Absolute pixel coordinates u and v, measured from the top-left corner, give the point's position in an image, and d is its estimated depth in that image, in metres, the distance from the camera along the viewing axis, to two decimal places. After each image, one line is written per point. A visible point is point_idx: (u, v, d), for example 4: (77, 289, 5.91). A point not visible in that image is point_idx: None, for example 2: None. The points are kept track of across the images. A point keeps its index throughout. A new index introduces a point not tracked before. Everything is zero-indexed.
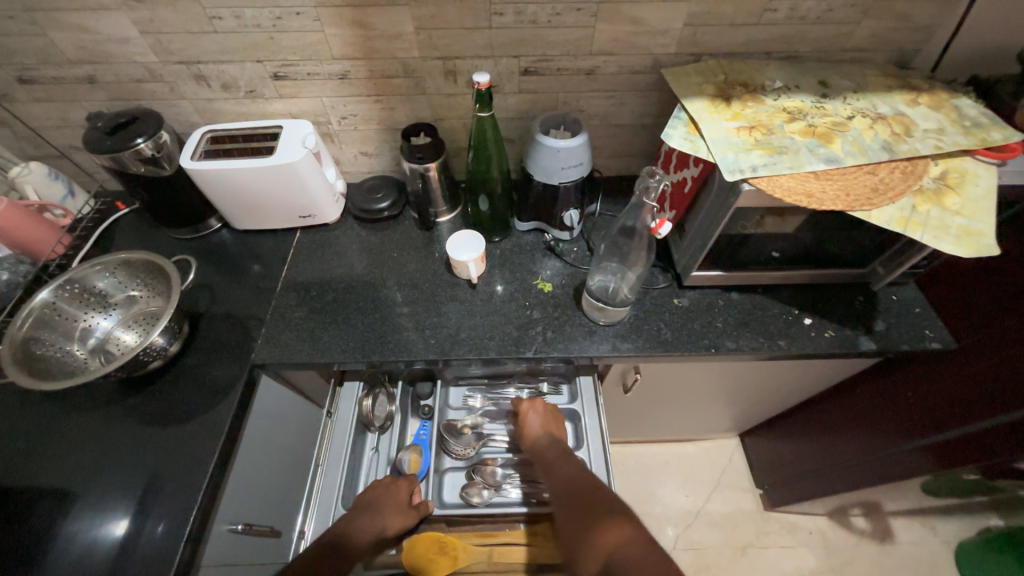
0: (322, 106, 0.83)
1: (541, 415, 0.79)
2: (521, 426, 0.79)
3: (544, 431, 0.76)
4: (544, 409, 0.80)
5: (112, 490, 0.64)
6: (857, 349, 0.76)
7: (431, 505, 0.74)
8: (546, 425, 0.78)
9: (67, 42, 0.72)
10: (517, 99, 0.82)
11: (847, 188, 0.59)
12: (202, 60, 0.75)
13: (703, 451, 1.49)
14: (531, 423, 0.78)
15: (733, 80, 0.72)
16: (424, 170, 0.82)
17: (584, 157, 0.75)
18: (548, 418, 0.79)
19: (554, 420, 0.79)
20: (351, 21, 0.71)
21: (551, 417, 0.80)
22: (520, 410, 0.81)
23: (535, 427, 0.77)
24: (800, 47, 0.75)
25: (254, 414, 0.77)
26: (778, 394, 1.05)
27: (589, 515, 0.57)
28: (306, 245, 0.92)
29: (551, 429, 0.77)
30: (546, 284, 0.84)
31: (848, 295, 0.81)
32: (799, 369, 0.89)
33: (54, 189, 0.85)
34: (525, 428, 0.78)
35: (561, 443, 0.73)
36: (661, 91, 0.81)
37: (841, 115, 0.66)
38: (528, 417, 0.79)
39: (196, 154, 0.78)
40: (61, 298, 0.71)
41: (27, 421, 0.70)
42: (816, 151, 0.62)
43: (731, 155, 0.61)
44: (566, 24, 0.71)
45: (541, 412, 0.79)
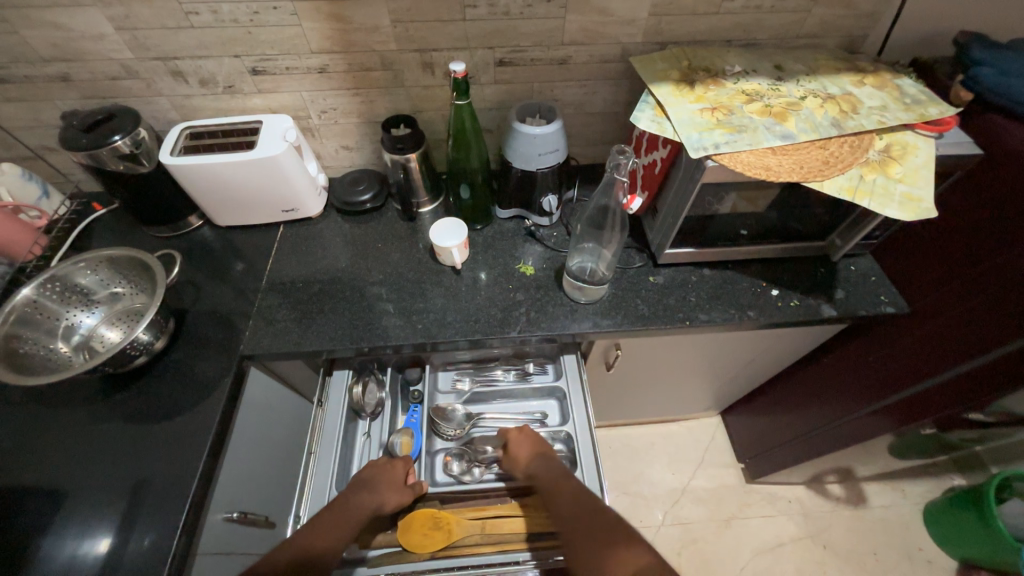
0: (301, 100, 0.84)
1: (529, 439, 0.78)
2: (511, 456, 0.77)
3: (535, 456, 0.75)
4: (530, 435, 0.79)
5: (103, 484, 0.65)
6: (820, 316, 0.81)
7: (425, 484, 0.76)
8: (536, 450, 0.76)
9: (39, 39, 0.72)
10: (494, 90, 0.85)
11: (802, 162, 0.64)
12: (179, 56, 0.75)
13: (687, 431, 1.54)
14: (521, 450, 0.77)
15: (696, 66, 0.76)
16: (405, 161, 0.85)
17: (559, 143, 0.79)
18: (536, 442, 0.77)
19: (543, 442, 0.78)
20: (328, 14, 0.72)
21: (538, 440, 0.78)
22: (509, 437, 0.80)
23: (525, 453, 0.76)
24: (757, 34, 0.80)
25: (244, 405, 0.77)
26: (753, 368, 1.10)
27: (602, 543, 0.57)
28: (290, 239, 0.93)
29: (539, 448, 0.76)
30: (528, 268, 0.87)
31: (811, 267, 0.87)
32: (770, 340, 0.94)
33: (29, 190, 0.84)
34: (515, 456, 0.77)
35: (555, 462, 0.72)
36: (630, 79, 0.85)
37: (795, 95, 0.71)
38: (515, 444, 0.78)
39: (176, 150, 0.78)
40: (43, 296, 0.70)
41: (10, 421, 0.69)
42: (772, 129, 0.66)
43: (695, 135, 0.65)
44: (537, 15, 0.75)
45: (529, 439, 0.78)
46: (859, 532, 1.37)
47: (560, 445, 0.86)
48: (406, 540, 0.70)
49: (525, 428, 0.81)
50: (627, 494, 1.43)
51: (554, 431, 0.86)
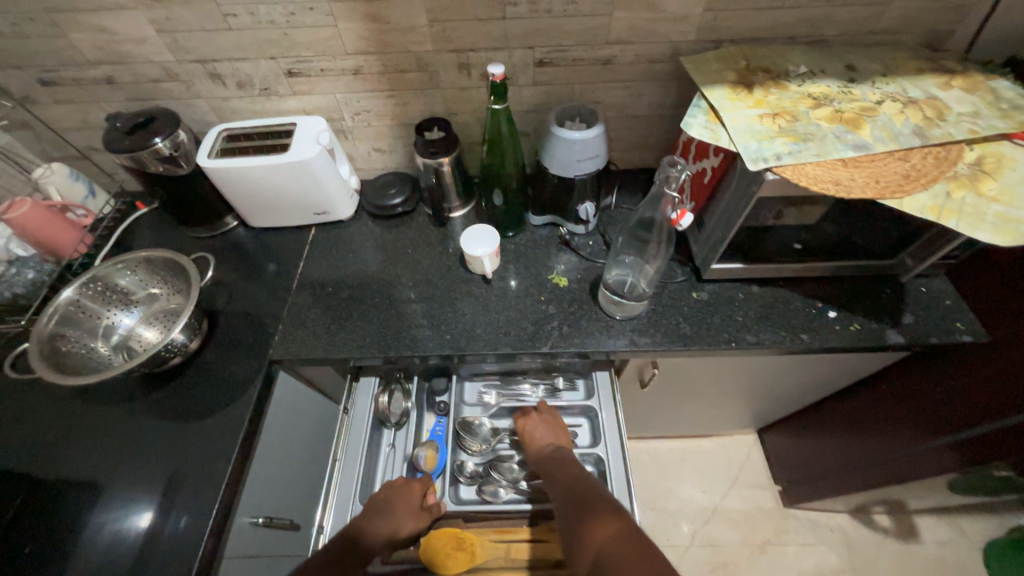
0: (336, 102, 0.83)
1: (544, 425, 0.79)
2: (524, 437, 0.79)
3: (545, 440, 0.76)
4: (544, 419, 0.79)
5: (134, 483, 0.66)
6: (885, 343, 0.74)
7: (443, 505, 0.74)
8: (548, 434, 0.77)
9: (85, 42, 0.73)
10: (532, 91, 0.81)
11: (877, 176, 0.57)
12: (218, 58, 0.75)
13: (720, 448, 1.46)
14: (534, 433, 0.78)
15: (755, 67, 0.70)
16: (437, 165, 0.82)
17: (600, 149, 0.74)
18: (549, 426, 0.78)
19: (556, 427, 0.79)
20: (364, 15, 0.70)
21: (552, 427, 0.78)
22: (523, 421, 0.80)
23: (538, 438, 0.77)
24: (825, 31, 0.73)
25: (272, 409, 0.77)
26: (800, 390, 1.02)
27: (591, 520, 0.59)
28: (322, 242, 0.92)
29: (550, 433, 0.77)
30: (561, 278, 0.83)
31: (874, 287, 0.79)
32: (822, 365, 0.87)
33: (76, 190, 0.86)
34: (527, 439, 0.78)
35: (566, 453, 0.73)
36: (679, 80, 0.80)
37: (870, 99, 0.64)
38: (529, 429, 0.79)
39: (213, 152, 0.78)
40: (85, 296, 0.72)
41: (51, 416, 0.71)
42: (843, 138, 0.59)
43: (754, 144, 0.59)
44: (582, 13, 0.70)
45: (542, 422, 0.79)
46: (908, 569, 1.27)
47: (590, 468, 0.81)
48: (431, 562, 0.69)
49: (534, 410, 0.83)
50: (654, 510, 1.38)
51: (584, 453, 0.81)
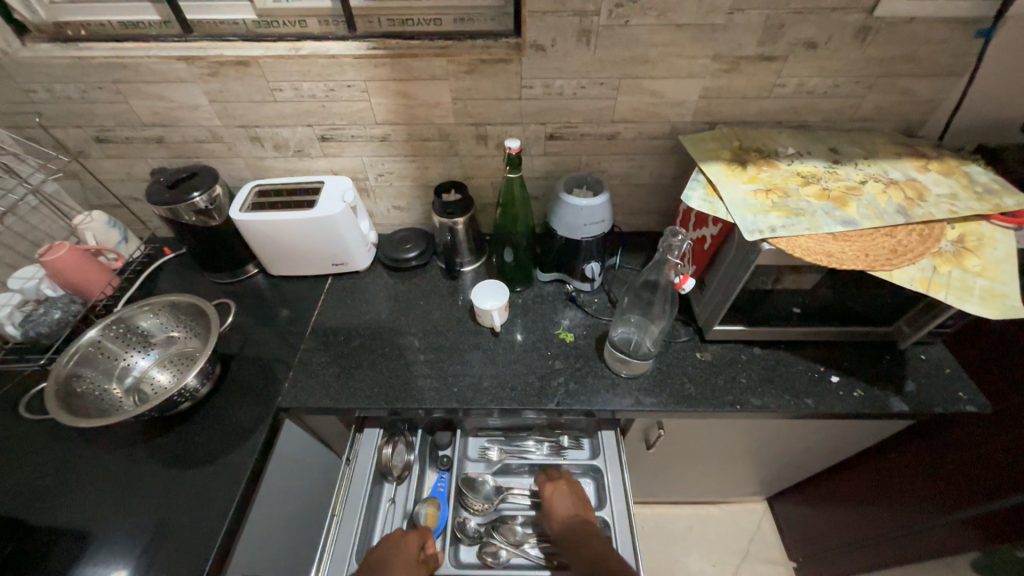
0: (362, 164, 0.90)
1: (568, 496, 0.76)
2: (546, 507, 0.76)
3: (568, 511, 0.74)
4: (568, 489, 0.78)
5: (128, 532, 0.64)
6: (889, 410, 0.74)
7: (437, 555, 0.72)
8: (571, 505, 0.75)
9: (144, 108, 0.81)
10: (542, 160, 0.89)
11: (867, 250, 0.61)
12: (260, 124, 0.83)
13: (729, 517, 1.40)
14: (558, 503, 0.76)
15: (747, 147, 0.77)
16: (452, 224, 0.88)
17: (605, 215, 0.79)
18: (573, 497, 0.76)
19: (579, 498, 0.76)
20: (395, 92, 0.78)
21: (578, 499, 0.76)
22: (547, 491, 0.78)
23: (562, 508, 0.75)
24: (810, 117, 0.81)
25: (274, 458, 0.76)
26: (808, 456, 1.00)
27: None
28: (337, 291, 0.96)
29: (574, 504, 0.75)
30: (567, 334, 0.85)
31: (874, 353, 0.81)
32: (828, 430, 0.86)
33: (111, 236, 0.91)
34: (550, 509, 0.75)
35: (590, 525, 0.71)
36: (678, 154, 0.87)
37: (854, 179, 0.69)
38: (552, 499, 0.76)
39: (245, 206, 0.84)
40: (106, 337, 0.75)
41: (54, 458, 0.70)
42: (833, 214, 0.64)
43: (749, 217, 0.64)
44: (590, 96, 0.78)
45: (565, 493, 0.77)
46: None
47: None
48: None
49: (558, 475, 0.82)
50: None
51: None
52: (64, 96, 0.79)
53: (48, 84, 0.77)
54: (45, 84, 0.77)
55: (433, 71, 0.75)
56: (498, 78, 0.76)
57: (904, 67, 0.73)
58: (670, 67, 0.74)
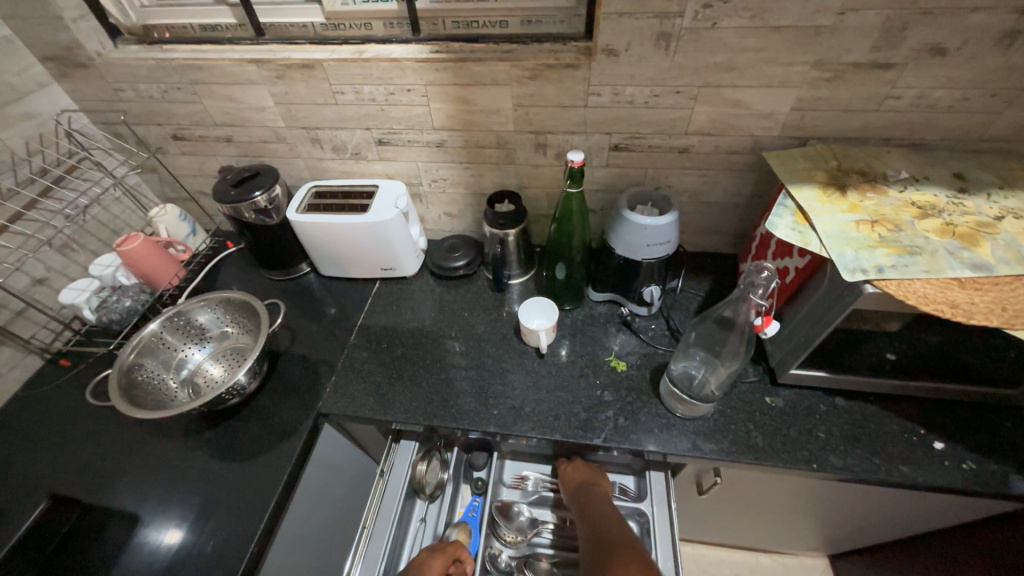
0: (416, 169, 0.89)
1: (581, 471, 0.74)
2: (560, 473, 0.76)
3: (580, 478, 0.73)
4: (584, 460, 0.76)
5: (171, 523, 0.65)
6: (1010, 491, 0.61)
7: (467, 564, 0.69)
8: (584, 473, 0.74)
9: (216, 108, 0.84)
10: (604, 172, 0.82)
11: (1004, 302, 0.50)
12: (321, 126, 0.83)
13: (782, 569, 1.26)
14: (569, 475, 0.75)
15: (847, 168, 0.67)
16: (503, 236, 0.84)
17: (671, 236, 0.72)
18: (587, 467, 0.75)
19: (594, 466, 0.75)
20: (455, 98, 0.75)
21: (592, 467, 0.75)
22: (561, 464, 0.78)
23: (573, 476, 0.74)
24: (927, 135, 0.69)
25: (311, 463, 0.76)
26: (889, 523, 0.87)
27: (614, 565, 0.58)
28: (383, 295, 0.95)
29: (587, 473, 0.74)
30: (619, 362, 0.79)
31: (990, 418, 0.68)
32: (922, 501, 0.73)
33: (181, 229, 0.95)
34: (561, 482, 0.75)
35: (601, 492, 0.70)
36: (759, 172, 0.78)
37: (987, 214, 0.58)
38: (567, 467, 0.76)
39: (301, 207, 0.84)
40: (167, 329, 0.78)
41: (115, 440, 0.74)
42: (958, 255, 0.54)
43: (850, 252, 0.55)
44: (664, 105, 0.71)
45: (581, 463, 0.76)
46: None
47: None
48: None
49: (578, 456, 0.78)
50: None
51: None
52: (147, 95, 0.83)
53: (134, 84, 0.81)
54: (131, 83, 0.81)
55: (495, 76, 0.71)
56: (563, 84, 0.71)
57: None
58: (760, 75, 0.65)
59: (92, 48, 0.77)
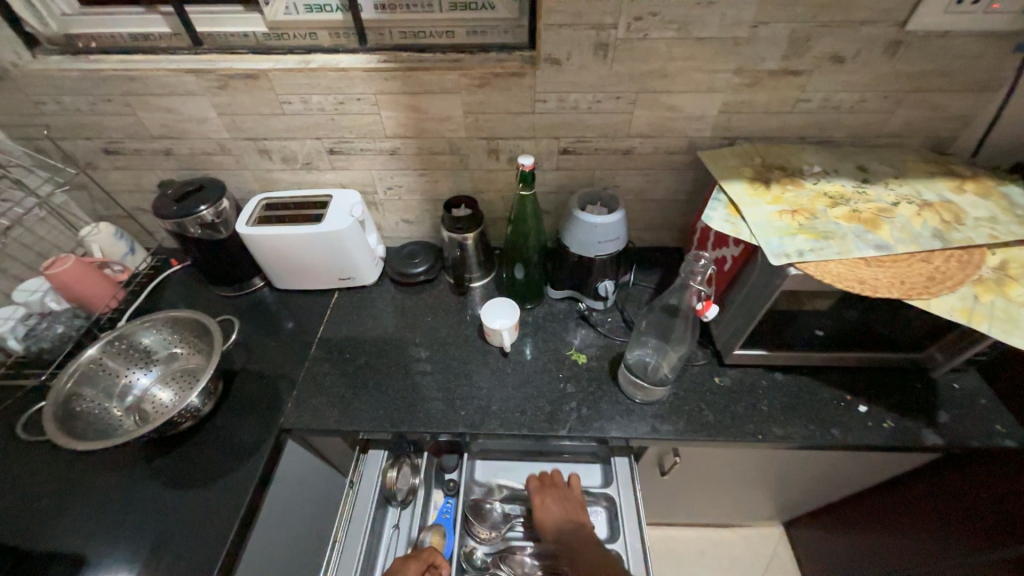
0: (371, 177, 0.89)
1: (559, 499, 0.76)
2: (537, 508, 0.75)
3: (561, 514, 0.74)
4: (559, 493, 0.77)
5: (122, 560, 0.62)
6: (921, 443, 0.70)
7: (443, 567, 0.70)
8: (564, 508, 0.74)
9: (152, 121, 0.80)
10: (555, 175, 0.86)
11: (902, 276, 0.57)
12: (268, 137, 0.82)
13: (743, 540, 1.35)
14: (548, 510, 0.74)
15: (770, 164, 0.74)
16: (462, 239, 0.85)
17: (620, 233, 0.76)
18: (564, 501, 0.76)
19: (571, 501, 0.76)
20: (406, 106, 0.77)
21: (569, 500, 0.76)
22: (535, 496, 0.77)
23: (553, 513, 0.74)
24: (835, 133, 0.77)
25: (276, 482, 0.74)
26: (829, 485, 0.96)
27: None
28: (343, 306, 0.94)
29: (566, 508, 0.75)
30: (580, 355, 0.83)
31: (904, 381, 0.77)
32: (854, 461, 0.82)
33: (118, 248, 0.89)
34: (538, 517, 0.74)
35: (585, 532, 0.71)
36: (696, 170, 0.84)
37: (886, 201, 0.66)
38: (546, 503, 0.75)
39: (251, 220, 0.82)
40: (107, 355, 0.73)
41: (53, 478, 0.69)
42: (864, 237, 0.61)
43: (775, 239, 0.61)
44: (606, 110, 0.76)
45: (557, 497, 0.76)
46: None
47: None
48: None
49: (549, 480, 0.80)
50: None
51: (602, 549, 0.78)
52: (73, 108, 0.78)
53: (57, 96, 0.76)
54: (53, 96, 0.76)
55: (444, 85, 0.73)
56: (511, 91, 0.74)
57: (937, 82, 0.70)
58: (690, 81, 0.71)
59: (7, 59, 0.72)
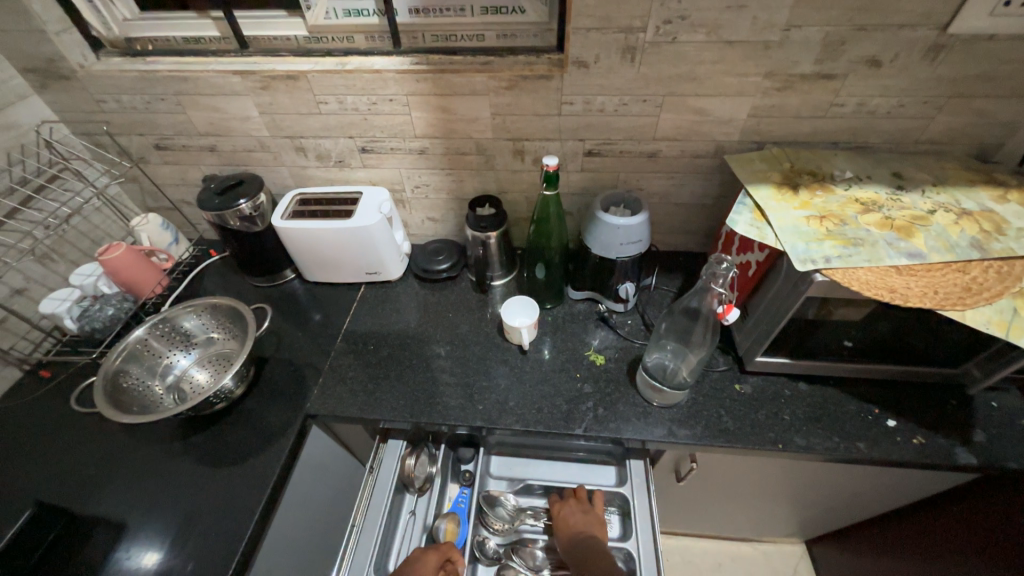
0: (399, 176, 0.92)
1: (579, 512, 0.76)
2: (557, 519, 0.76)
3: (578, 527, 0.73)
4: (580, 505, 0.77)
5: (159, 529, 0.66)
6: (954, 461, 0.67)
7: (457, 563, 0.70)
8: (582, 522, 0.74)
9: (200, 118, 0.85)
10: (579, 176, 0.87)
11: (935, 286, 0.56)
12: (305, 135, 0.86)
13: (761, 556, 1.31)
14: (566, 520, 0.75)
15: (799, 169, 0.73)
16: (485, 238, 0.87)
17: (643, 235, 0.76)
18: (584, 514, 0.75)
19: (592, 515, 0.75)
20: (435, 107, 0.79)
21: (589, 514, 0.75)
22: (557, 506, 0.79)
23: (572, 524, 0.74)
24: (870, 138, 0.75)
25: (300, 464, 0.77)
26: (856, 503, 0.92)
27: None
28: (369, 299, 0.97)
29: (586, 522, 0.74)
30: (598, 356, 0.83)
31: (937, 396, 0.74)
32: (880, 478, 0.79)
33: (163, 238, 0.95)
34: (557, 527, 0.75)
35: (599, 545, 0.70)
36: (723, 174, 0.83)
37: (922, 208, 0.64)
38: (566, 514, 0.76)
39: (286, 214, 0.86)
40: (152, 336, 0.78)
41: (100, 448, 0.74)
42: (896, 245, 0.59)
43: (802, 245, 0.60)
44: (632, 113, 0.76)
45: (577, 510, 0.76)
46: None
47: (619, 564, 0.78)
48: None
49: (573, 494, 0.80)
50: None
51: (614, 548, 0.78)
52: (130, 107, 0.84)
53: (116, 95, 0.82)
54: (113, 94, 0.82)
55: (473, 87, 0.75)
56: (538, 94, 0.75)
57: (981, 87, 0.67)
58: (718, 84, 0.71)
59: (75, 61, 0.79)
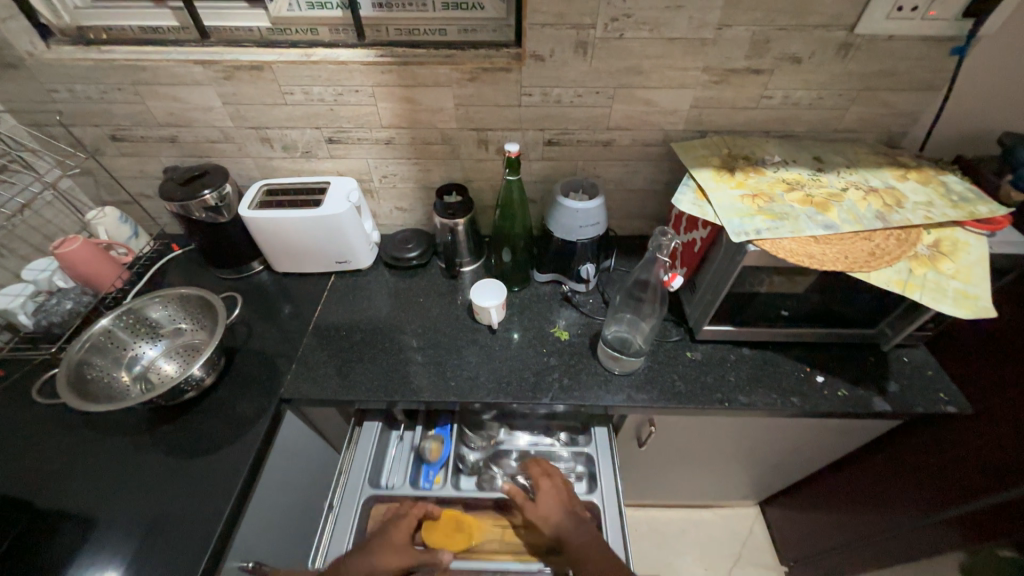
0: (367, 166, 0.94)
1: (556, 491, 0.74)
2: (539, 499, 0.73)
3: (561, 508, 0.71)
4: (557, 485, 0.75)
5: (132, 518, 0.66)
6: (872, 408, 0.76)
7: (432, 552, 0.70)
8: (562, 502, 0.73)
9: (160, 108, 0.85)
10: (541, 165, 0.92)
11: (847, 252, 0.64)
12: (270, 126, 0.87)
13: (722, 520, 1.41)
14: (547, 499, 0.73)
15: (735, 154, 0.81)
16: (453, 225, 0.91)
17: (600, 218, 0.82)
18: (561, 494, 0.74)
19: (569, 498, 0.74)
20: (401, 97, 0.82)
21: (564, 494, 0.74)
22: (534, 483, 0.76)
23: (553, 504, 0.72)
24: (796, 127, 0.84)
25: (275, 448, 0.79)
26: (798, 458, 1.02)
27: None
28: (340, 288, 0.99)
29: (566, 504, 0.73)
30: (562, 332, 0.88)
31: (859, 354, 0.84)
32: (815, 430, 0.88)
33: (123, 231, 0.93)
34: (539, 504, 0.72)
35: (582, 525, 0.70)
36: (671, 161, 0.90)
37: (837, 186, 0.73)
38: (545, 495, 0.73)
39: (253, 204, 0.87)
40: (117, 327, 0.78)
41: (63, 443, 0.73)
42: (814, 218, 0.68)
43: (736, 219, 0.68)
44: (587, 104, 0.82)
45: (555, 489, 0.75)
46: None
47: (580, 467, 0.88)
48: (432, 539, 0.75)
49: (548, 472, 0.78)
50: None
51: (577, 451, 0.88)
52: (83, 96, 0.82)
53: (69, 84, 0.81)
54: (65, 84, 0.81)
55: (437, 79, 0.79)
56: (499, 85, 0.80)
57: (885, 81, 0.77)
58: (663, 78, 0.78)
59: (23, 49, 0.77)
